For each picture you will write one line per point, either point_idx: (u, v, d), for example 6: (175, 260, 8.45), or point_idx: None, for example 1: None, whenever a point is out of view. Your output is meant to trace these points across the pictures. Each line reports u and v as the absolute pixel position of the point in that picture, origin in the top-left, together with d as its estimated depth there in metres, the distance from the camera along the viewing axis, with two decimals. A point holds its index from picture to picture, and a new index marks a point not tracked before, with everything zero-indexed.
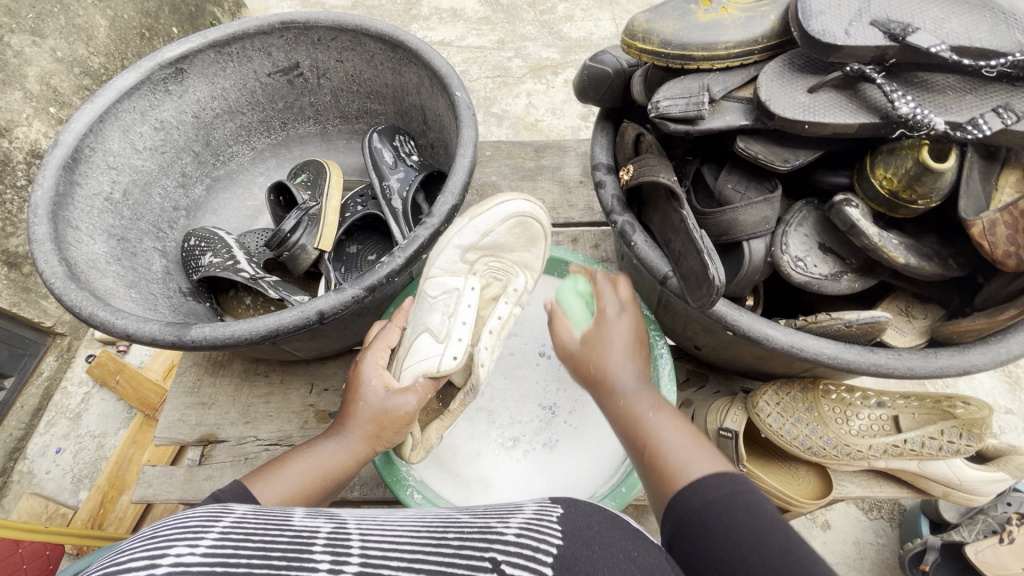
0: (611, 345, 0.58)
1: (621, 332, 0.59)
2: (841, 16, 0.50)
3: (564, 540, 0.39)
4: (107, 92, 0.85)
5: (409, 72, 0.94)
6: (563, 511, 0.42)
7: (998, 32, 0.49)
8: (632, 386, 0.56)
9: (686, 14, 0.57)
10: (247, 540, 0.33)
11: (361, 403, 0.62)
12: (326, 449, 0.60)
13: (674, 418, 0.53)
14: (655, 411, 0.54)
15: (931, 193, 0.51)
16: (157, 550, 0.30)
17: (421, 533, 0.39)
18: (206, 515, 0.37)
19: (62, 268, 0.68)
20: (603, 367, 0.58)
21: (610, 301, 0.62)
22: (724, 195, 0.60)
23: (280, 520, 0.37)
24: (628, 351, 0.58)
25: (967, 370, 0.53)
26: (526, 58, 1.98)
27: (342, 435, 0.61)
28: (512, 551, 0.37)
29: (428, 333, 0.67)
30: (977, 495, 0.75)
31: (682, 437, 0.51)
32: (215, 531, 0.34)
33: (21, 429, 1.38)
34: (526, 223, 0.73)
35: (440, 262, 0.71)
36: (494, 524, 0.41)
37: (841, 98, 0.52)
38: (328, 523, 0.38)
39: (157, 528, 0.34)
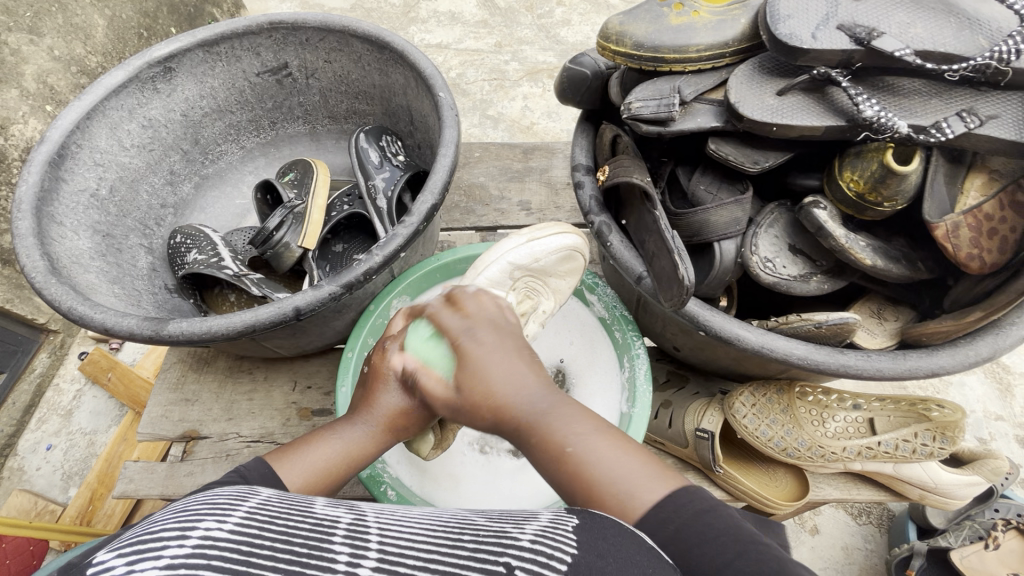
0: (485, 359, 0.48)
1: (483, 327, 0.51)
2: (807, 19, 0.50)
3: (580, 551, 0.36)
4: (96, 89, 0.86)
5: (396, 73, 0.95)
6: (581, 523, 0.38)
7: (960, 38, 0.49)
8: (547, 404, 0.44)
9: (658, 17, 0.58)
10: (271, 523, 0.34)
11: (387, 390, 0.53)
12: (348, 431, 0.52)
13: (595, 429, 0.43)
14: (577, 430, 0.43)
15: (897, 195, 0.52)
16: (188, 522, 0.32)
17: (437, 533, 0.38)
18: (235, 494, 0.38)
19: (43, 263, 0.68)
20: (498, 397, 0.45)
21: (471, 321, 0.51)
22: (697, 197, 0.61)
23: (303, 507, 0.38)
24: (509, 368, 0.47)
25: (935, 372, 0.53)
26: (522, 61, 1.99)
27: (365, 417, 0.53)
28: (525, 557, 0.35)
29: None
30: (953, 499, 0.75)
31: (607, 447, 0.42)
32: (241, 511, 0.35)
33: (12, 425, 1.39)
34: (572, 256, 0.72)
35: (489, 270, 0.68)
36: (510, 529, 0.39)
37: (809, 100, 0.52)
38: (349, 514, 0.38)
39: (190, 503, 0.37)
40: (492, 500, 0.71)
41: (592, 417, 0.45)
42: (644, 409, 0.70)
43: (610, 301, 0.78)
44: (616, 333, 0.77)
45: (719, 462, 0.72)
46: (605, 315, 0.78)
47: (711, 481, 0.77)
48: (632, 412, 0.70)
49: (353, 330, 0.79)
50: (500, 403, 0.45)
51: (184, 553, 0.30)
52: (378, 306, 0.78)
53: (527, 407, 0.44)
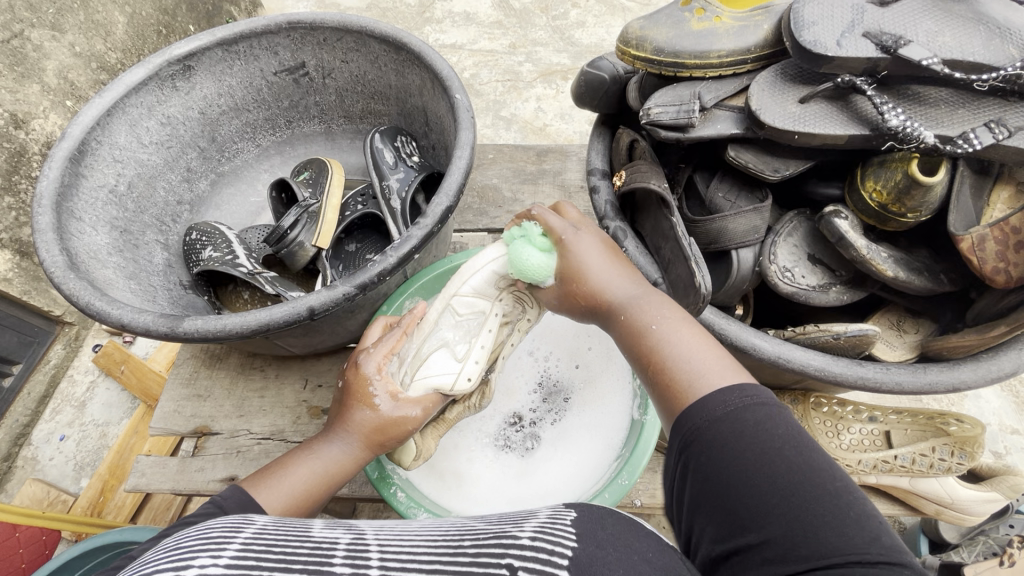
0: (587, 262, 0.54)
1: (582, 226, 0.57)
2: (833, 27, 0.50)
3: (579, 545, 0.36)
4: (116, 87, 0.87)
5: (412, 74, 0.95)
6: (578, 516, 0.40)
7: (991, 47, 0.48)
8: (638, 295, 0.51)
9: (680, 22, 0.57)
10: (268, 552, 0.34)
11: (362, 409, 0.58)
12: (327, 451, 0.57)
13: (678, 317, 0.49)
14: (664, 313, 0.49)
15: (921, 206, 0.51)
16: (181, 562, 0.32)
17: (438, 543, 0.39)
18: (228, 526, 0.38)
19: (62, 258, 0.69)
20: (589, 280, 0.54)
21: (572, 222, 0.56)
22: (715, 204, 0.60)
23: (300, 532, 0.38)
24: (607, 262, 0.54)
25: (956, 387, 0.52)
26: (536, 63, 1.99)
27: (341, 436, 0.58)
28: (527, 556, 0.35)
29: (449, 351, 0.66)
30: (970, 515, 0.74)
31: (690, 338, 0.47)
32: (236, 542, 0.35)
33: (27, 416, 1.41)
34: None
35: (473, 282, 0.65)
36: (509, 529, 0.40)
37: (832, 108, 0.52)
38: (348, 535, 0.38)
39: (183, 538, 0.36)
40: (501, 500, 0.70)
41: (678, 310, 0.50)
42: (656, 416, 0.69)
43: None
44: None
45: None
46: None
47: None
48: (644, 419, 0.70)
49: (365, 330, 0.79)
50: (595, 291, 0.53)
51: None
52: (391, 306, 0.79)
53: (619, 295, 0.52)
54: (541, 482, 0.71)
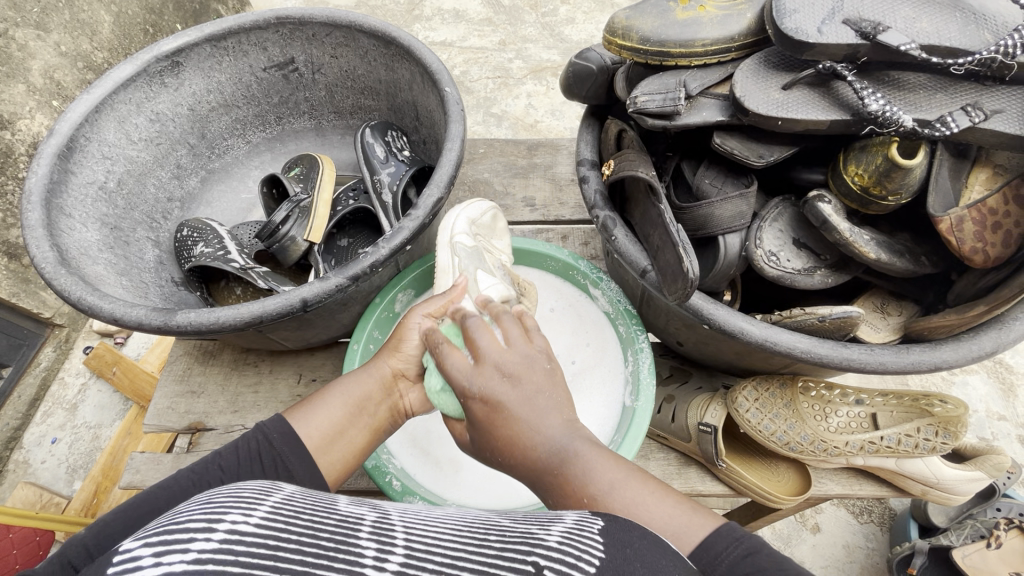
0: (520, 413, 0.47)
1: (504, 382, 0.48)
2: (814, 14, 0.50)
3: (607, 556, 0.36)
4: (104, 83, 0.87)
5: (401, 69, 0.95)
6: (606, 526, 0.38)
7: (966, 32, 0.50)
8: (570, 447, 0.46)
9: (665, 11, 0.58)
10: (296, 518, 0.35)
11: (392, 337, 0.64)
12: (351, 384, 0.61)
13: (622, 474, 0.45)
14: (607, 475, 0.45)
15: (901, 189, 0.53)
16: (214, 514, 0.33)
17: (464, 533, 0.39)
18: (258, 489, 0.38)
19: (52, 254, 0.69)
20: (520, 438, 0.46)
21: (478, 374, 0.49)
22: (702, 190, 0.61)
23: (326, 504, 0.39)
24: (536, 411, 0.47)
25: (939, 366, 0.53)
26: (526, 60, 1.99)
27: (363, 370, 0.63)
28: (554, 557, 0.35)
29: (482, 270, 0.70)
30: (955, 494, 0.75)
31: (643, 496, 0.44)
32: (266, 505, 0.36)
33: (18, 419, 1.40)
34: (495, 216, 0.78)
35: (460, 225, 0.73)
36: (536, 529, 0.39)
37: (814, 94, 0.53)
38: (373, 513, 0.39)
39: (215, 494, 0.37)
40: (495, 489, 0.70)
41: (616, 459, 0.47)
42: (646, 401, 0.70)
43: (614, 295, 0.78)
44: (621, 327, 0.78)
45: (723, 456, 0.72)
46: (610, 309, 0.79)
47: (713, 476, 0.77)
48: (635, 405, 0.70)
49: (360, 323, 0.80)
50: (526, 448, 0.47)
51: (211, 547, 0.30)
52: (384, 299, 0.80)
53: (550, 448, 0.46)
54: None
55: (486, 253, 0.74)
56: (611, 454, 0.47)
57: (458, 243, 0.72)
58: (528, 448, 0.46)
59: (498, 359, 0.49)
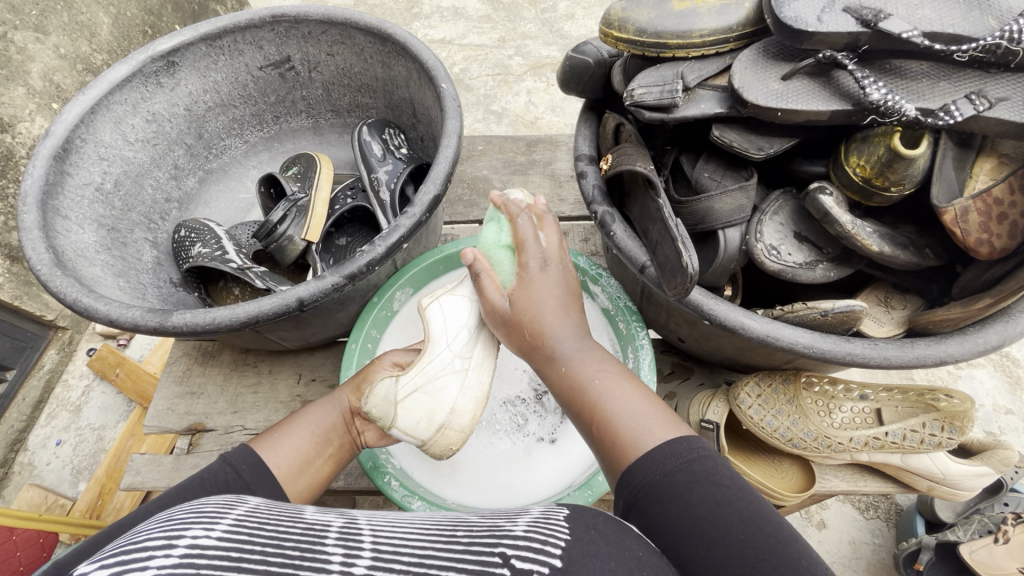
0: (544, 301, 0.55)
1: (529, 271, 0.56)
2: (813, 3, 0.49)
3: (572, 538, 0.38)
4: (99, 84, 0.87)
5: (398, 66, 0.94)
6: (570, 513, 0.41)
7: (970, 18, 0.49)
8: (579, 351, 0.53)
9: (661, 3, 0.57)
10: (260, 530, 0.35)
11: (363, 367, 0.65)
12: (318, 414, 0.63)
13: (610, 368, 0.52)
14: (602, 369, 0.52)
15: (904, 180, 0.52)
16: (173, 532, 0.33)
17: (432, 533, 0.39)
18: (221, 504, 0.39)
19: (49, 256, 0.69)
20: (539, 327, 0.54)
21: (518, 289, 0.56)
22: (701, 184, 0.60)
23: (292, 513, 0.39)
24: (560, 311, 0.55)
25: (943, 360, 0.52)
26: (526, 56, 1.98)
27: (329, 400, 0.65)
28: (521, 545, 0.36)
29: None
30: (962, 490, 0.74)
31: (629, 394, 0.50)
32: (228, 518, 0.36)
33: (22, 421, 1.40)
34: None
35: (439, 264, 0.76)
36: (504, 524, 0.41)
37: (814, 84, 0.52)
38: (340, 519, 0.39)
39: (175, 513, 0.38)
40: (492, 490, 0.70)
41: (615, 363, 0.53)
42: None
43: (614, 292, 0.78)
44: (621, 324, 0.77)
45: (725, 453, 0.71)
46: (609, 306, 0.78)
47: None
48: None
49: (358, 322, 0.80)
50: (539, 329, 0.55)
51: (172, 563, 0.31)
52: (383, 297, 0.80)
53: (562, 348, 0.54)
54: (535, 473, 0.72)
55: None
56: (615, 361, 0.54)
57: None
58: (534, 321, 0.54)
59: (532, 228, 0.58)
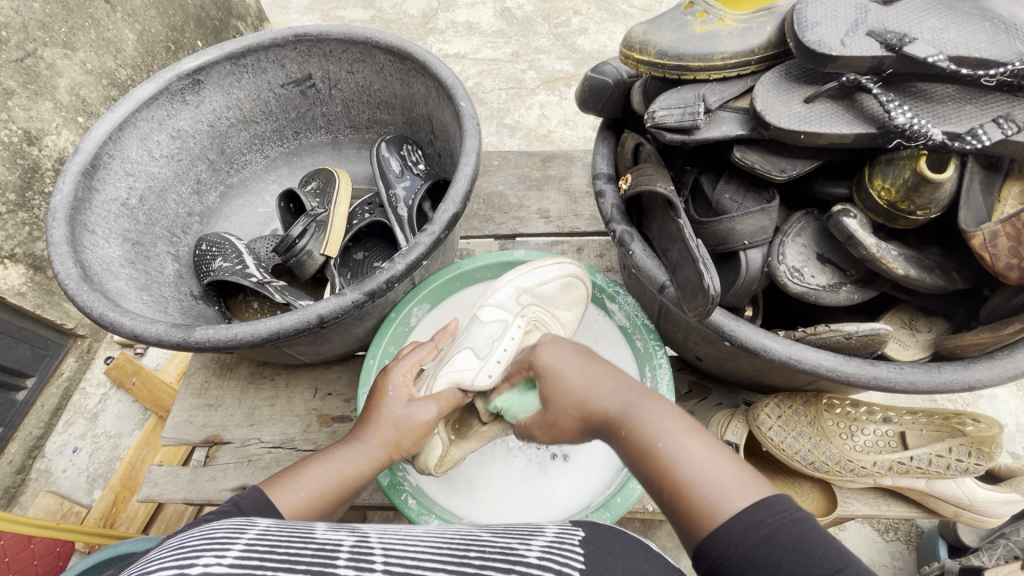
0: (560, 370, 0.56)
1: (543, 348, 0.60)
2: (837, 26, 0.49)
3: (587, 566, 0.37)
4: (127, 102, 0.89)
5: (417, 83, 0.96)
6: (586, 536, 0.41)
7: (996, 42, 0.48)
8: (631, 404, 0.49)
9: (683, 26, 0.58)
10: (272, 553, 0.35)
11: (384, 410, 0.61)
12: (342, 459, 0.58)
13: (679, 425, 0.46)
14: (664, 423, 0.46)
15: (930, 203, 0.51)
16: (185, 560, 0.33)
17: (443, 551, 0.39)
18: (231, 529, 0.39)
19: (76, 270, 0.70)
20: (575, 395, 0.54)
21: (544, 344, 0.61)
22: (722, 205, 0.60)
23: (303, 534, 0.39)
24: (588, 373, 0.55)
25: (972, 386, 0.51)
26: (539, 70, 2.00)
27: (359, 444, 0.59)
28: (534, 573, 0.36)
29: (469, 349, 0.65)
30: (989, 517, 0.72)
31: (699, 448, 0.44)
32: (239, 543, 0.36)
33: (40, 428, 1.42)
34: (572, 284, 0.75)
35: (499, 296, 0.73)
36: (515, 545, 0.40)
37: (838, 107, 0.51)
38: (351, 537, 0.39)
39: (186, 540, 0.37)
40: (507, 508, 0.70)
41: (680, 415, 0.47)
42: None
43: (631, 310, 0.78)
44: (638, 342, 0.77)
45: None
46: (627, 324, 0.78)
47: None
48: None
49: (375, 337, 0.80)
50: (586, 403, 0.52)
51: None
52: (400, 313, 0.80)
53: (615, 405, 0.50)
54: (551, 491, 0.71)
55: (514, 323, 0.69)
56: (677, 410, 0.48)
57: (485, 315, 0.70)
58: (591, 403, 0.52)
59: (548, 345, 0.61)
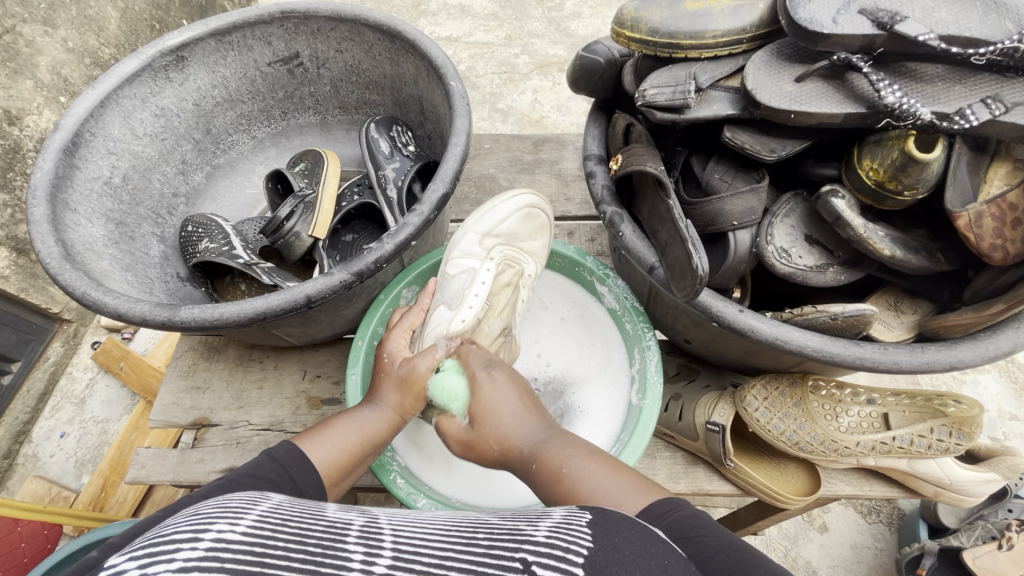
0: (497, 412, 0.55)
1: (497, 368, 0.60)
2: (828, 4, 0.49)
3: (595, 545, 0.37)
4: (109, 78, 0.87)
5: (406, 62, 0.94)
6: (593, 517, 0.40)
7: (987, 22, 0.48)
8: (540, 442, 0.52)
9: (675, 3, 0.57)
10: (283, 526, 0.35)
11: (389, 371, 0.62)
12: (360, 417, 0.60)
13: (585, 458, 0.49)
14: (570, 453, 0.50)
15: (917, 183, 0.51)
16: (200, 525, 0.33)
17: (452, 534, 0.39)
18: (246, 499, 0.39)
19: (57, 249, 0.69)
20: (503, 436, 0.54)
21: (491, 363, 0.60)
22: (712, 185, 0.60)
23: (314, 512, 0.39)
24: (516, 408, 0.55)
25: (954, 366, 0.52)
26: (532, 55, 1.98)
27: (377, 403, 0.61)
28: (542, 552, 0.36)
29: (444, 304, 0.69)
30: (969, 496, 0.74)
31: (604, 475, 0.48)
32: (252, 514, 0.36)
33: (27, 413, 1.40)
34: (534, 214, 0.76)
35: (460, 244, 0.73)
36: (524, 527, 0.40)
37: (828, 87, 0.51)
38: (361, 518, 0.39)
39: (201, 507, 0.38)
40: (493, 486, 0.70)
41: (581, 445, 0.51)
42: (654, 401, 0.69)
43: (620, 292, 0.78)
44: (627, 324, 0.77)
45: (730, 455, 0.71)
46: (616, 307, 0.78)
47: (723, 476, 0.76)
48: (642, 404, 0.70)
49: (364, 318, 0.79)
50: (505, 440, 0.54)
51: (197, 556, 0.30)
52: (389, 294, 0.79)
53: (527, 443, 0.53)
54: None
55: (483, 266, 0.71)
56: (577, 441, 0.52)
57: (452, 268, 0.71)
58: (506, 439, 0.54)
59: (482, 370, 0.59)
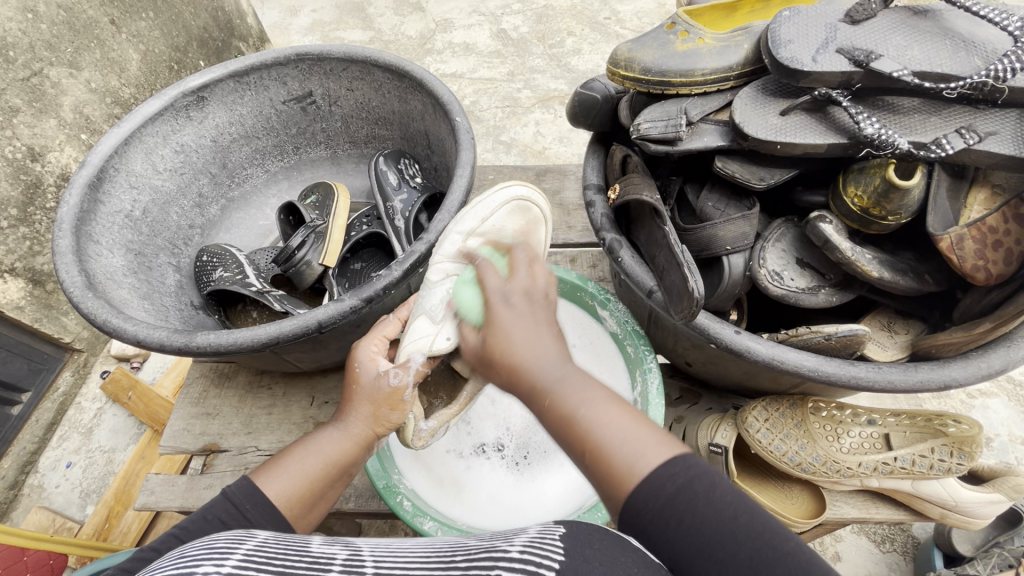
0: (519, 328, 0.50)
1: (519, 294, 0.52)
2: (809, 44, 0.53)
3: (566, 557, 0.37)
4: (133, 117, 0.91)
5: (414, 100, 0.99)
6: (566, 530, 0.41)
7: (958, 58, 0.52)
8: (560, 376, 0.47)
9: (665, 44, 0.61)
10: (268, 564, 0.37)
11: (358, 386, 0.61)
12: (325, 443, 0.59)
13: (598, 393, 0.46)
14: (587, 394, 0.46)
15: (900, 209, 0.54)
16: (184, 569, 0.34)
17: (431, 560, 0.40)
18: (231, 539, 0.40)
19: (80, 278, 0.72)
20: (519, 358, 0.48)
21: (511, 285, 0.53)
22: (705, 212, 0.63)
23: (299, 547, 0.40)
24: (538, 335, 0.49)
25: (948, 384, 0.53)
26: (534, 89, 2.05)
27: (342, 425, 0.61)
28: (516, 567, 0.36)
29: (424, 315, 0.65)
30: (975, 518, 0.73)
31: (617, 419, 0.44)
32: (238, 554, 0.37)
33: (34, 443, 1.42)
34: (524, 207, 0.78)
35: (445, 248, 0.71)
36: (501, 544, 0.41)
37: (811, 120, 0.55)
38: (345, 551, 0.41)
39: (187, 549, 0.39)
40: (499, 513, 0.71)
41: (598, 384, 0.47)
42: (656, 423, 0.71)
43: (621, 316, 0.80)
44: (629, 348, 0.79)
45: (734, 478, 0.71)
46: (618, 330, 0.80)
47: None
48: None
49: None
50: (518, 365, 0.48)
51: None
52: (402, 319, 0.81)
53: (541, 376, 0.47)
54: (541, 494, 0.73)
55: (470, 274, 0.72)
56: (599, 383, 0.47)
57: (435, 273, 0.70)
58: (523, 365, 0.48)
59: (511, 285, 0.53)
